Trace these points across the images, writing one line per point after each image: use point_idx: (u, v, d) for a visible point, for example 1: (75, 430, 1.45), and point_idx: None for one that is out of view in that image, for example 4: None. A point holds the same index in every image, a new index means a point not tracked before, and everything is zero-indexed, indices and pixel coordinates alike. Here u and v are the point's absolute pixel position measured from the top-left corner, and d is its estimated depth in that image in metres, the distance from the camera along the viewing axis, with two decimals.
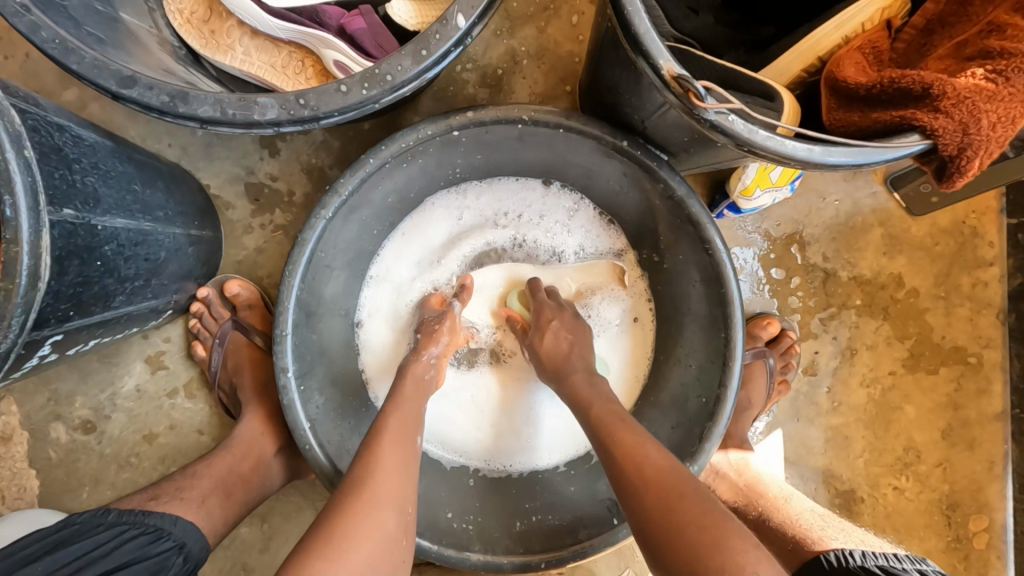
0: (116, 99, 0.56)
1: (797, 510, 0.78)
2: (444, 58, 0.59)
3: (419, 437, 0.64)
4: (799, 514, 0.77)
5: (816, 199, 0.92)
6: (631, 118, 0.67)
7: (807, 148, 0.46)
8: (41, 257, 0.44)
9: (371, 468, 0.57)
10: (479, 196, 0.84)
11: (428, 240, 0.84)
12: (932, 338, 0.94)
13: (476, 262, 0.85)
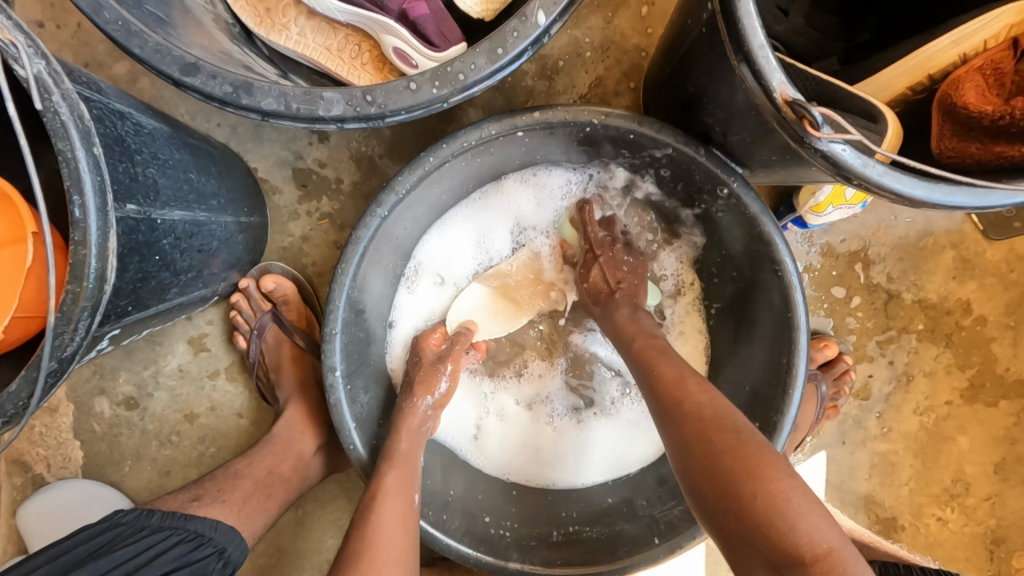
0: (178, 87, 0.54)
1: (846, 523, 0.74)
2: (519, 58, 0.55)
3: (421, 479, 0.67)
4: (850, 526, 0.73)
5: (887, 216, 0.86)
6: (710, 128, 0.62)
7: (920, 188, 0.43)
8: (106, 259, 0.43)
9: (376, 502, 0.62)
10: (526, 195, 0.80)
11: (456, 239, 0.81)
12: (995, 368, 0.90)
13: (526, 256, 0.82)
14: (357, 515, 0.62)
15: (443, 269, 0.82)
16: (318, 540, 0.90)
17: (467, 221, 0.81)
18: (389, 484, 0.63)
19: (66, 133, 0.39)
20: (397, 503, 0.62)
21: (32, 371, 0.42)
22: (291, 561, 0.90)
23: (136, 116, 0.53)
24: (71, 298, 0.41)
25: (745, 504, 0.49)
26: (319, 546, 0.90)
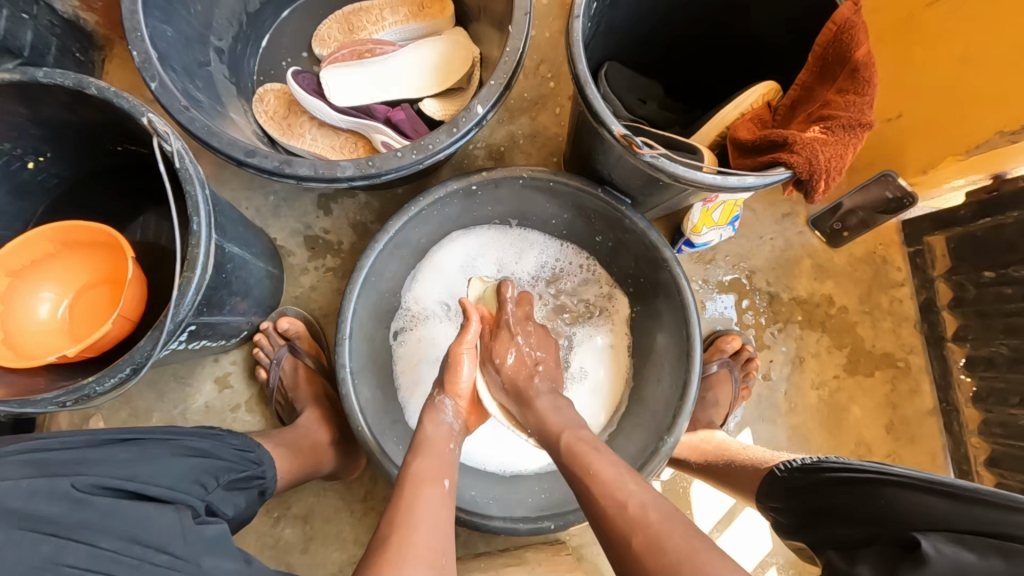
0: (240, 165, 0.80)
1: (758, 452, 0.92)
2: (467, 133, 0.84)
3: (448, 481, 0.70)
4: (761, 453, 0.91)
5: (754, 237, 1.16)
6: (603, 172, 0.92)
7: (712, 177, 0.70)
8: (206, 260, 0.65)
9: (409, 501, 0.66)
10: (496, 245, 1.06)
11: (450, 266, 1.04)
12: (864, 346, 1.14)
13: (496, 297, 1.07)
14: (388, 514, 0.65)
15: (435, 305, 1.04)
16: (325, 552, 1.01)
17: (463, 249, 1.05)
18: (420, 488, 0.67)
19: (192, 178, 0.63)
20: (432, 507, 0.65)
21: (152, 335, 0.62)
22: None
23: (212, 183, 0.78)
24: (186, 281, 0.63)
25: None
26: (326, 558, 1.01)
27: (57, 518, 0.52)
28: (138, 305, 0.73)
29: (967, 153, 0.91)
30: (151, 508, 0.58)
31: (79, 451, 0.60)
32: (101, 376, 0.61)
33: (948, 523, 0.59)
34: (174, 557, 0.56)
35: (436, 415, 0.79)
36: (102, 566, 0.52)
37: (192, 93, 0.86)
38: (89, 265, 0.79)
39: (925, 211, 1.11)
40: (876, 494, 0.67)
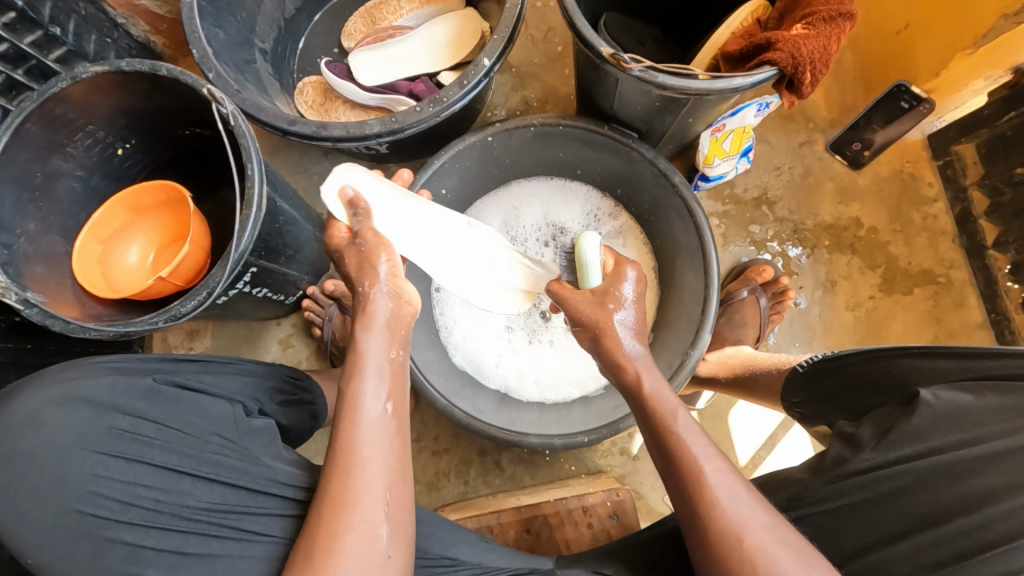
0: (284, 133, 0.92)
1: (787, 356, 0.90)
2: (478, 85, 0.93)
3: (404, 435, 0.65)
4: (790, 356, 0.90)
5: (772, 169, 1.17)
6: (606, 110, 0.98)
7: (694, 84, 0.75)
8: (262, 203, 0.77)
9: (348, 449, 0.60)
10: (522, 195, 1.17)
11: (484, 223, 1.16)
12: (900, 264, 1.12)
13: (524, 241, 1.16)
14: (329, 464, 0.61)
15: None
16: None
17: (496, 206, 1.17)
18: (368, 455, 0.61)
19: (245, 133, 0.76)
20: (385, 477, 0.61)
21: (222, 265, 0.74)
22: None
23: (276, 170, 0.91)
24: (246, 218, 0.74)
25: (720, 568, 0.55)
26: None
27: (133, 402, 0.63)
28: (204, 234, 0.89)
29: (975, 45, 0.93)
30: (210, 404, 0.67)
31: (155, 363, 0.69)
32: (186, 298, 0.73)
33: (953, 375, 0.63)
34: (228, 439, 0.65)
35: (371, 323, 0.67)
36: (166, 439, 0.63)
37: (243, 83, 0.99)
38: (159, 224, 0.94)
39: (950, 121, 1.10)
40: (886, 365, 0.68)
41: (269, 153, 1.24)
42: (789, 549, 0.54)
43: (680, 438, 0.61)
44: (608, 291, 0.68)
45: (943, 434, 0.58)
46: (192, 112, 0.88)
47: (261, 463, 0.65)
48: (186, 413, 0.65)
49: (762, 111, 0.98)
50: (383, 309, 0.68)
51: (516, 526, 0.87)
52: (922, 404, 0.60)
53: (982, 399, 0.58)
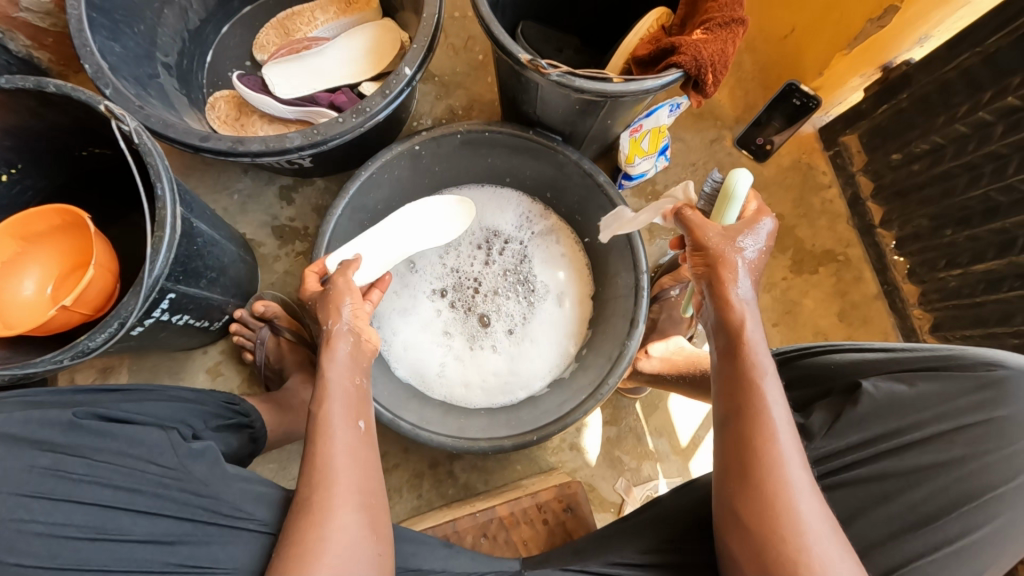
0: (197, 150, 0.87)
1: None
2: (401, 94, 0.92)
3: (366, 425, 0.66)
4: None
5: (688, 165, 1.25)
6: (530, 115, 1.00)
7: (611, 87, 0.79)
8: (176, 223, 0.73)
9: (326, 458, 0.60)
10: None
11: None
12: (805, 246, 1.23)
13: (463, 246, 1.16)
14: (303, 475, 0.60)
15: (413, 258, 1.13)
16: None
17: None
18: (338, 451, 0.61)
19: (151, 151, 0.71)
20: (354, 472, 0.61)
21: (134, 294, 0.69)
22: None
23: (188, 191, 0.85)
24: (159, 241, 0.70)
25: (758, 516, 0.57)
26: None
27: (53, 437, 0.57)
28: (111, 256, 0.83)
29: (849, 47, 1.04)
30: (145, 430, 0.61)
31: (70, 396, 0.64)
32: (93, 332, 0.67)
33: (886, 366, 0.72)
34: (165, 467, 0.60)
35: (332, 351, 0.67)
36: (96, 473, 0.57)
37: (146, 99, 0.93)
38: (56, 253, 0.86)
39: (835, 115, 1.22)
40: (827, 361, 0.78)
41: (181, 172, 1.17)
42: (819, 523, 0.56)
43: (763, 394, 0.61)
44: (740, 231, 0.66)
45: (886, 420, 0.67)
46: (89, 130, 0.82)
47: (205, 488, 0.60)
48: (116, 444, 0.59)
49: (675, 112, 1.06)
50: (344, 346, 0.68)
51: (472, 532, 0.86)
52: (866, 394, 0.68)
53: (915, 388, 0.68)
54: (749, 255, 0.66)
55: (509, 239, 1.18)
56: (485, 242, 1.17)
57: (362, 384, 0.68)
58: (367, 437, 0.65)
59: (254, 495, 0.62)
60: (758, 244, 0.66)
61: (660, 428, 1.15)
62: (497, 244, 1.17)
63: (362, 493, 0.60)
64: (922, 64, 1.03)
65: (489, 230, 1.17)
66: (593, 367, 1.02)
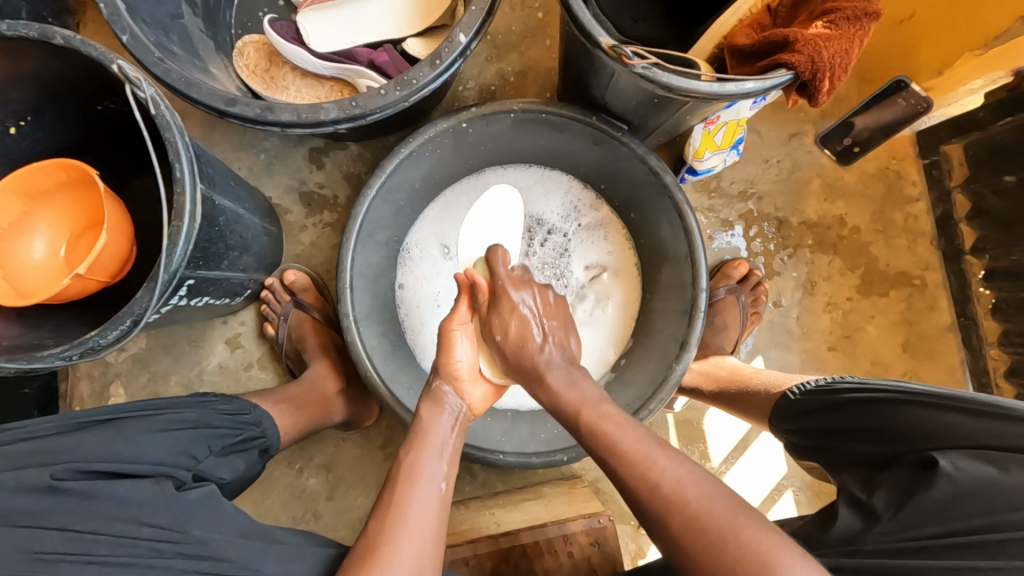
0: (221, 115, 0.78)
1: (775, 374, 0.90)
2: (451, 66, 0.80)
3: (444, 483, 0.66)
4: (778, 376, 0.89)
5: (761, 161, 1.11)
6: (595, 99, 0.88)
7: (706, 86, 0.66)
8: (195, 208, 0.65)
9: (401, 503, 0.62)
10: (497, 182, 1.07)
11: (456, 213, 1.05)
12: (878, 266, 1.11)
13: None
14: (375, 521, 0.61)
15: (445, 241, 1.05)
16: (349, 498, 1.04)
17: (471, 194, 1.06)
18: (416, 487, 0.64)
19: (170, 125, 0.62)
20: (421, 512, 0.62)
21: (150, 287, 0.62)
22: (327, 523, 1.03)
23: (206, 151, 0.77)
24: (176, 231, 0.62)
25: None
26: (350, 504, 1.04)
27: (29, 507, 0.52)
28: (124, 220, 0.76)
29: (984, 47, 0.88)
30: (130, 485, 0.57)
31: (53, 442, 0.58)
32: (105, 328, 0.62)
33: (974, 439, 0.59)
34: (161, 529, 0.55)
35: (438, 404, 0.73)
36: (78, 549, 0.52)
37: (168, 47, 0.83)
38: (65, 214, 0.79)
39: (941, 119, 1.06)
40: (891, 413, 0.65)
41: (205, 125, 1.07)
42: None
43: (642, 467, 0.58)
44: (495, 318, 0.76)
45: (968, 516, 0.55)
46: (102, 86, 0.72)
47: (207, 550, 0.55)
48: (103, 506, 0.55)
49: (758, 104, 0.88)
50: (450, 400, 0.74)
51: (493, 557, 0.85)
52: (943, 475, 0.56)
53: (1011, 475, 0.55)
54: (527, 314, 0.75)
55: (551, 228, 1.07)
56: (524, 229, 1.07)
57: (457, 442, 0.72)
58: (446, 498, 0.65)
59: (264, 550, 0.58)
60: (525, 310, 0.76)
61: (692, 444, 1.09)
62: (537, 233, 1.07)
63: (421, 541, 0.59)
64: None
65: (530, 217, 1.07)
66: (632, 384, 0.94)
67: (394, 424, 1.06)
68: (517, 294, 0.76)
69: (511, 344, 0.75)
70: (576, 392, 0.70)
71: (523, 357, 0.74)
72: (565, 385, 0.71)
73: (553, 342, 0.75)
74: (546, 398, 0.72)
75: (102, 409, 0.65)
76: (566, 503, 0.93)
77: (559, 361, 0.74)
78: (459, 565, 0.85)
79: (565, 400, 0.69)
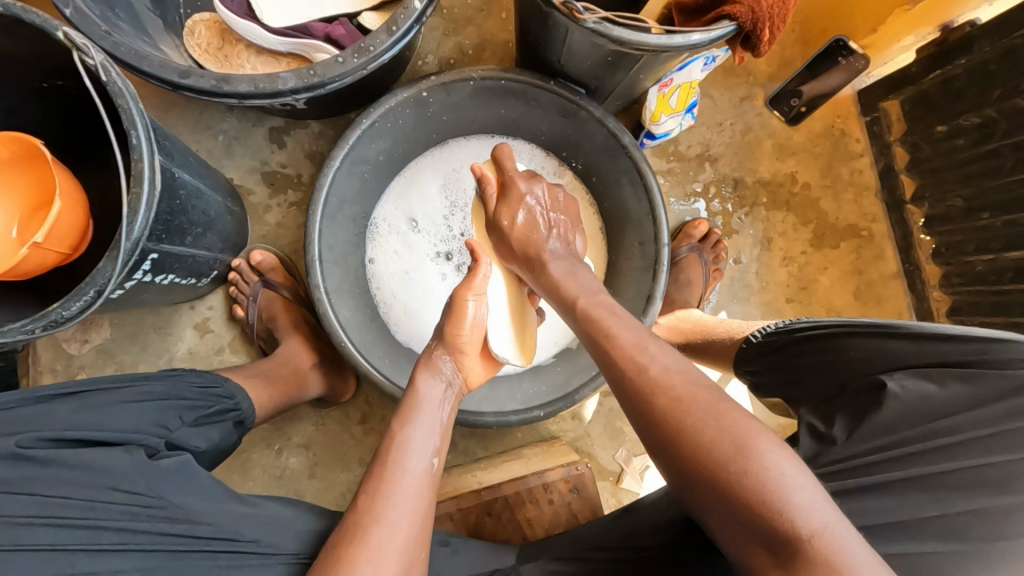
0: (176, 88, 0.77)
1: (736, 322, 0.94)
2: (408, 32, 0.81)
3: (434, 461, 0.66)
4: (739, 323, 0.94)
5: (715, 125, 1.16)
6: (552, 63, 0.90)
7: (655, 39, 0.69)
8: (154, 176, 0.64)
9: (391, 485, 0.62)
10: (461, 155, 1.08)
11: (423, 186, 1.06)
12: (828, 220, 1.17)
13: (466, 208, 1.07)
14: (363, 500, 0.62)
15: (414, 215, 1.06)
16: (331, 475, 1.04)
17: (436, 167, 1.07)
18: (402, 472, 0.63)
19: (123, 92, 0.61)
20: (411, 495, 0.62)
21: (112, 257, 0.62)
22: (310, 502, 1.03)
23: (165, 129, 0.76)
24: (136, 199, 0.62)
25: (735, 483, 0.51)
26: (332, 481, 1.04)
27: (4, 471, 0.53)
28: (77, 188, 0.74)
29: (913, 3, 0.94)
30: (104, 453, 0.57)
31: (23, 410, 0.59)
32: (67, 300, 0.61)
33: (913, 359, 0.65)
34: (133, 493, 0.57)
35: (434, 374, 0.72)
36: (51, 512, 0.54)
37: (114, 22, 0.81)
38: (13, 191, 0.77)
39: (878, 77, 1.12)
40: (840, 344, 0.70)
41: (159, 107, 1.05)
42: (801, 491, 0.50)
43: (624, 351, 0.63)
44: (507, 203, 0.81)
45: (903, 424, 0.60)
46: (48, 59, 0.71)
47: (180, 513, 0.58)
48: (71, 472, 0.56)
49: (709, 65, 0.92)
50: (445, 364, 0.74)
51: (477, 510, 0.88)
52: (890, 396, 0.62)
53: (945, 388, 0.61)
54: (534, 204, 0.80)
55: None
56: None
57: (447, 415, 0.72)
58: (435, 476, 0.66)
59: (246, 505, 0.60)
60: (535, 198, 0.80)
61: None
62: None
63: (410, 519, 0.61)
64: (987, 27, 0.93)
65: None
66: None
67: (372, 399, 1.07)
68: (524, 184, 0.81)
69: (512, 230, 0.81)
70: (577, 280, 0.75)
71: (530, 238, 0.80)
72: (564, 276, 0.76)
73: (558, 235, 0.80)
74: (546, 284, 0.78)
75: (71, 381, 0.65)
76: (545, 459, 0.95)
77: (564, 254, 0.80)
78: (444, 520, 0.88)
79: (565, 293, 0.74)
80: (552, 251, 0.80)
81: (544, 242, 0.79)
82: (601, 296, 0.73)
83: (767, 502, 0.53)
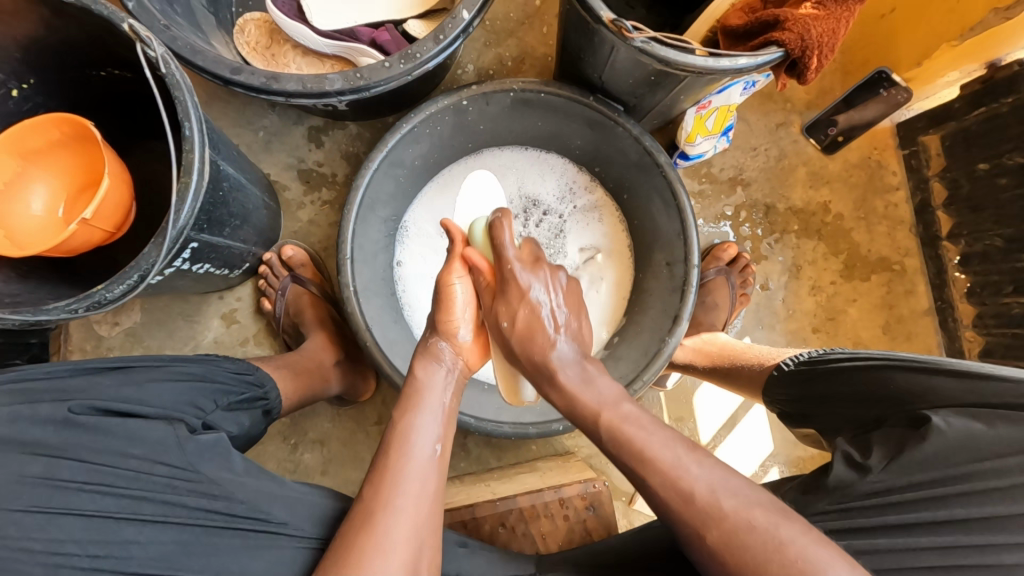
0: (227, 83, 0.79)
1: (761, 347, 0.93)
2: (455, 41, 0.82)
3: (438, 446, 0.66)
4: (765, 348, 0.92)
5: (749, 149, 1.15)
6: (592, 78, 0.90)
7: (702, 60, 0.69)
8: (203, 167, 0.66)
9: (395, 468, 0.62)
10: (495, 164, 1.09)
11: (455, 193, 1.07)
12: (860, 251, 1.15)
13: None
14: (370, 487, 0.62)
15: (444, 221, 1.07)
16: (344, 473, 1.04)
17: (470, 174, 1.08)
18: (406, 457, 0.63)
19: (180, 84, 0.63)
20: (417, 480, 0.62)
21: (156, 244, 0.63)
22: None
23: (214, 121, 0.78)
24: (185, 187, 0.63)
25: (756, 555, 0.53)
26: (345, 479, 1.04)
27: (39, 444, 0.55)
28: (124, 170, 0.77)
29: (960, 38, 0.94)
30: (147, 427, 0.59)
31: (67, 380, 0.60)
32: (110, 282, 0.62)
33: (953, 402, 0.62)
34: (174, 468, 0.58)
35: (432, 360, 0.72)
36: (92, 481, 0.55)
37: (172, 16, 0.84)
38: (61, 170, 0.79)
39: (919, 111, 1.11)
40: (876, 376, 0.68)
41: (204, 101, 1.08)
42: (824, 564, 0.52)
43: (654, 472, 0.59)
44: (509, 299, 0.70)
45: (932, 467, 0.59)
46: (109, 49, 0.73)
47: (218, 489, 0.58)
48: (115, 443, 0.57)
49: (748, 89, 0.92)
50: (444, 348, 0.73)
51: (491, 520, 0.88)
52: (935, 432, 0.60)
53: (994, 431, 0.59)
54: (536, 302, 0.69)
55: (547, 211, 1.10)
56: (521, 212, 1.09)
57: (452, 400, 0.72)
58: (442, 460, 0.65)
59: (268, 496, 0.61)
60: (537, 293, 0.70)
61: (682, 422, 1.12)
62: (533, 216, 1.09)
63: (418, 503, 0.61)
64: None
65: (527, 201, 1.10)
66: (625, 359, 0.97)
67: (389, 400, 1.07)
68: (523, 275, 0.70)
69: (507, 331, 0.70)
70: (593, 388, 0.67)
71: (534, 353, 0.69)
72: (575, 385, 0.67)
73: (566, 334, 0.70)
74: (558, 398, 0.68)
75: (112, 357, 0.66)
76: (560, 474, 0.95)
77: (570, 358, 0.69)
78: (458, 528, 0.88)
79: (584, 402, 0.66)
80: (560, 380, 0.67)
81: (545, 341, 0.68)
82: (624, 401, 0.66)
83: (801, 531, 0.54)
